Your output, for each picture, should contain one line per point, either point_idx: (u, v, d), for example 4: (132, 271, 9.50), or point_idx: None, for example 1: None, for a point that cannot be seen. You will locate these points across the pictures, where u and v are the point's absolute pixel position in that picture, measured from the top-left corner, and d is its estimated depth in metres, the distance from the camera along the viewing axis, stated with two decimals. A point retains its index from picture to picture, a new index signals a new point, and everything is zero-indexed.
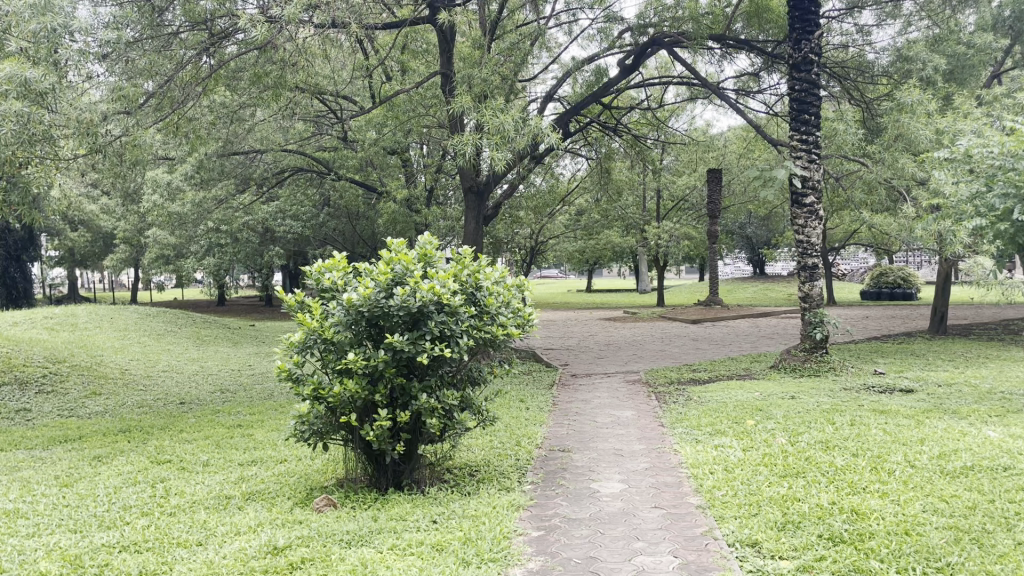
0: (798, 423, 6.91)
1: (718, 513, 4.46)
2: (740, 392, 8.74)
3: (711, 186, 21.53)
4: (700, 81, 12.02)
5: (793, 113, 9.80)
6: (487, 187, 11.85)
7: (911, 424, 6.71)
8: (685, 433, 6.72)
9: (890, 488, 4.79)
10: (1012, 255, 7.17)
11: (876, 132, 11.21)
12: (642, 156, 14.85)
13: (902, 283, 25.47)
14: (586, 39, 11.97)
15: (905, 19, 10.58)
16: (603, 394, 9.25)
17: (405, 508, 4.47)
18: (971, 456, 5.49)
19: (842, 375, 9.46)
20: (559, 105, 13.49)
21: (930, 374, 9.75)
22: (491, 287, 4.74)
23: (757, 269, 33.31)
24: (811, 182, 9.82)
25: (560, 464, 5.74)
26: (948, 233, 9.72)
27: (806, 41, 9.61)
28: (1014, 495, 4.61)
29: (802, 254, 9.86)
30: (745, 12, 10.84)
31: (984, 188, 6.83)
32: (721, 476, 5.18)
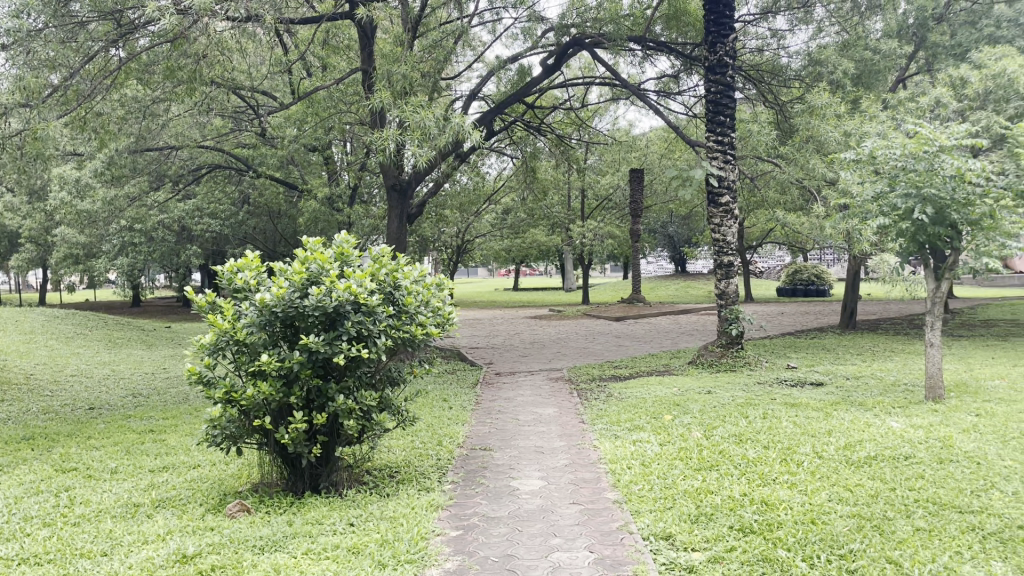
0: (714, 417, 7.08)
1: (635, 507, 4.53)
2: (659, 387, 8.89)
3: (633, 185, 21.85)
4: (621, 81, 12.18)
5: (709, 114, 10.02)
6: (410, 185, 11.73)
7: (820, 416, 6.95)
8: (605, 429, 6.79)
9: (798, 479, 4.94)
10: (913, 254, 7.27)
11: (789, 133, 11.57)
12: (566, 155, 14.95)
13: (816, 280, 26.39)
14: (509, 39, 12.01)
15: (816, 25, 11.03)
16: (527, 391, 9.28)
17: (321, 512, 4.38)
18: (874, 446, 5.71)
19: (757, 370, 9.73)
20: (484, 103, 13.50)
21: (839, 367, 10.10)
22: (409, 286, 4.67)
23: (679, 267, 33.99)
24: (727, 182, 10.02)
25: (481, 463, 5.73)
26: (857, 231, 10.08)
27: (721, 44, 9.84)
28: (914, 483, 4.81)
29: (718, 253, 10.06)
30: (664, 15, 11.08)
31: (887, 188, 7.15)
32: (638, 471, 5.26)
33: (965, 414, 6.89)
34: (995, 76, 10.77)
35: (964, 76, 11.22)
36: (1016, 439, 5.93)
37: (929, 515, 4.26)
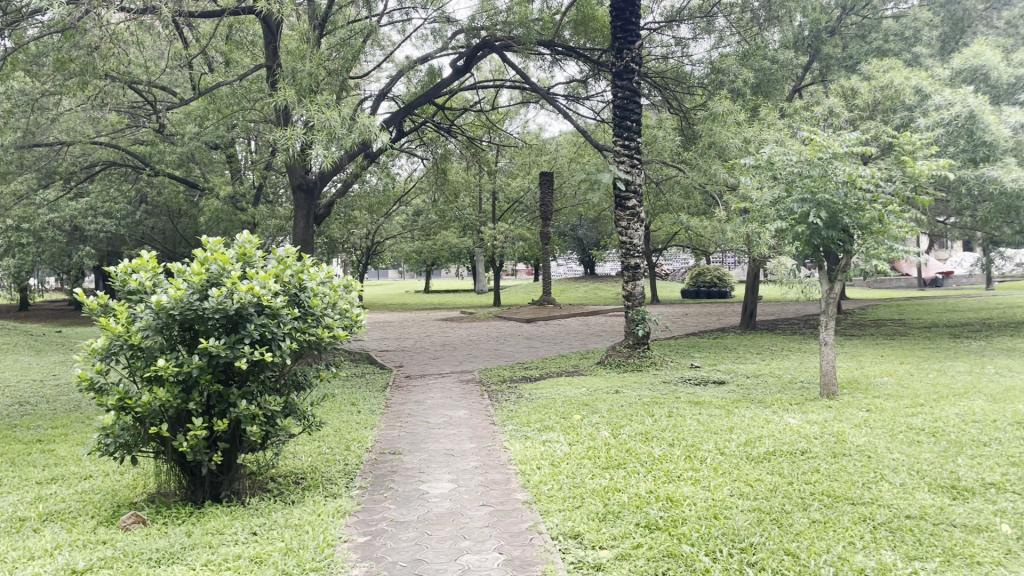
0: (621, 416, 7.18)
1: (544, 507, 4.54)
2: (568, 388, 8.97)
3: (543, 188, 21.98)
4: (531, 85, 12.24)
5: (616, 119, 10.18)
6: (316, 185, 11.48)
7: (722, 414, 7.14)
8: (515, 430, 6.80)
9: (702, 475, 5.07)
10: (808, 258, 7.57)
11: (692, 139, 11.88)
12: (476, 157, 14.93)
13: (718, 282, 27.22)
14: (419, 39, 11.90)
15: (718, 34, 11.39)
16: (437, 394, 9.21)
17: (222, 522, 4.22)
18: (773, 442, 5.91)
19: (663, 369, 9.94)
20: (393, 103, 13.35)
21: (739, 366, 10.42)
22: (315, 288, 4.56)
23: (588, 269, 34.43)
24: (633, 186, 10.19)
25: (390, 466, 5.64)
26: (756, 235, 10.42)
27: (628, 51, 10.01)
28: (810, 477, 4.99)
29: (625, 255, 10.22)
30: (572, 21, 11.30)
31: (783, 193, 7.40)
32: (547, 471, 5.28)
33: (857, 409, 7.22)
34: (882, 88, 11.31)
35: (855, 87, 11.73)
36: (903, 432, 6.24)
37: (824, 508, 4.42)
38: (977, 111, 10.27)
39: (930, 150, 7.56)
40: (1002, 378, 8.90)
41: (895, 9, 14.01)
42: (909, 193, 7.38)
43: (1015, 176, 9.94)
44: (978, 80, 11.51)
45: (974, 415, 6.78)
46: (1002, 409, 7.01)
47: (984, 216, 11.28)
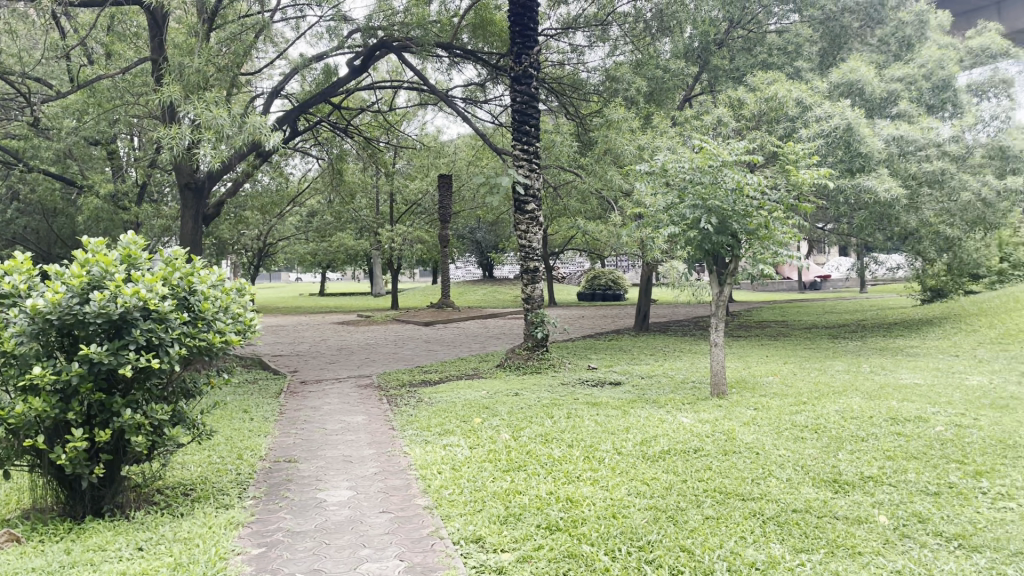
0: (520, 418, 7.21)
1: (445, 512, 4.50)
2: (468, 391, 8.94)
3: (441, 191, 21.85)
4: (429, 86, 12.16)
5: (515, 123, 10.22)
6: (206, 184, 11.04)
7: (619, 414, 7.29)
8: (414, 435, 6.72)
9: (600, 475, 5.15)
10: (700, 262, 7.83)
11: (589, 145, 12.07)
12: (373, 159, 14.74)
13: (612, 285, 27.77)
14: (314, 37, 11.63)
15: (612, 43, 11.75)
16: (333, 399, 9.01)
17: (105, 537, 3.99)
18: (668, 441, 6.06)
19: (561, 372, 10.05)
20: (286, 101, 13.01)
21: (635, 367, 10.64)
22: (206, 291, 4.36)
23: (486, 272, 34.53)
24: (532, 190, 10.25)
25: (285, 475, 5.48)
26: (650, 240, 10.66)
27: (526, 56, 10.09)
28: (702, 475, 5.14)
29: (524, 259, 10.26)
30: (470, 24, 11.29)
31: (677, 200, 7.61)
32: (448, 475, 5.24)
33: (745, 408, 7.50)
34: (767, 100, 11.79)
35: (741, 98, 12.21)
36: (788, 429, 6.52)
37: (717, 505, 4.56)
38: (854, 123, 10.90)
39: (812, 160, 7.93)
40: (876, 377, 9.43)
41: (778, 24, 14.59)
42: (793, 200, 7.71)
43: (888, 186, 10.52)
44: (854, 94, 12.19)
45: (852, 412, 7.16)
46: (877, 406, 7.43)
47: (859, 223, 11.93)
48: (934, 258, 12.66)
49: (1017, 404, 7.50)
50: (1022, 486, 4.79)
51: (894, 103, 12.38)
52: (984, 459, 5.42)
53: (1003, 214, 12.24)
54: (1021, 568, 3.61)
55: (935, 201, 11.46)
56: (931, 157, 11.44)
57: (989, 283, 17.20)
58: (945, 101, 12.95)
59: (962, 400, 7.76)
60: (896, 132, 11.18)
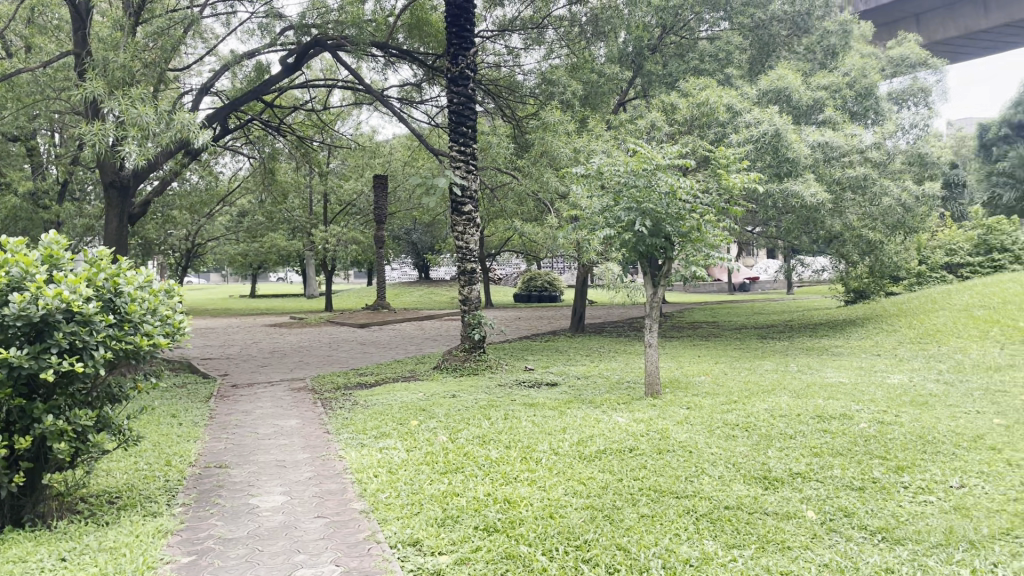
0: (458, 420, 7.20)
1: (381, 516, 4.46)
2: (404, 393, 8.88)
3: (377, 192, 21.64)
4: (365, 86, 12.04)
5: (452, 124, 10.20)
6: (132, 182, 10.71)
7: (555, 414, 7.35)
8: (350, 438, 6.65)
9: (537, 475, 5.18)
10: (635, 264, 7.95)
11: (525, 148, 12.14)
12: (307, 158, 14.54)
13: (548, 286, 27.96)
14: (246, 33, 11.40)
15: (548, 46, 11.88)
16: (266, 403, 8.84)
17: (25, 549, 3.83)
18: (604, 440, 6.13)
19: (498, 373, 10.07)
20: (217, 99, 12.72)
21: (571, 368, 10.74)
22: (133, 293, 4.21)
23: (422, 273, 34.38)
24: (469, 191, 10.24)
25: (216, 481, 5.36)
26: (586, 242, 10.75)
27: (463, 57, 10.09)
28: (637, 474, 5.22)
29: (461, 260, 10.24)
30: (406, 24, 11.24)
31: (612, 202, 7.71)
32: (385, 478, 5.20)
33: (679, 407, 7.64)
34: (698, 105, 12.02)
35: (673, 103, 12.44)
36: (719, 427, 6.67)
37: (652, 503, 4.64)
38: (782, 129, 11.19)
39: (741, 165, 8.11)
40: (804, 376, 9.71)
41: (709, 31, 14.84)
42: (724, 204, 7.90)
43: (814, 191, 10.86)
44: (781, 101, 12.54)
45: (781, 410, 7.36)
46: (804, 404, 7.65)
47: (787, 226, 12.28)
48: (858, 261, 13.10)
49: (935, 401, 7.81)
50: (940, 480, 5.00)
51: (819, 110, 12.77)
52: (905, 454, 5.64)
53: (921, 218, 12.74)
54: (940, 559, 3.76)
55: (859, 206, 11.86)
56: (854, 163, 11.84)
57: (908, 284, 17.88)
58: (867, 109, 13.43)
59: (884, 397, 8.06)
60: (822, 138, 11.51)
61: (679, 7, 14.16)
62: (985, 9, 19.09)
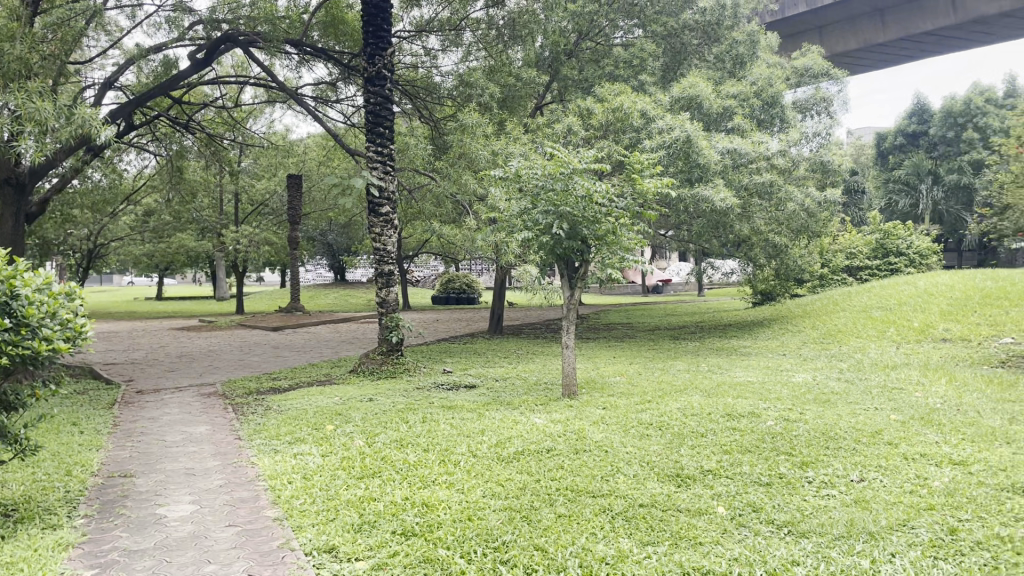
0: (375, 424, 7.12)
1: (296, 523, 4.38)
2: (320, 397, 8.74)
3: (291, 192, 21.21)
4: (278, 84, 11.79)
5: (368, 124, 10.08)
6: (29, 179, 10.19)
7: (473, 417, 7.35)
8: (263, 444, 6.51)
9: (456, 478, 5.17)
10: (552, 267, 8.02)
11: (443, 149, 12.12)
12: (217, 156, 14.16)
13: (466, 288, 27.96)
14: (152, 26, 11.01)
15: (466, 48, 11.94)
16: (174, 409, 8.56)
17: None
18: (522, 442, 6.17)
19: (415, 375, 10.01)
20: (121, 93, 12.25)
21: (490, 370, 10.77)
22: (31, 295, 3.99)
23: (338, 275, 33.89)
24: (386, 192, 10.15)
25: (121, 491, 5.15)
26: (504, 244, 10.80)
27: (379, 57, 10.01)
28: (555, 474, 5.28)
29: (378, 262, 10.12)
30: (321, 21, 11.08)
31: (530, 205, 7.74)
32: (299, 485, 5.10)
33: (595, 407, 7.75)
34: (613, 111, 12.23)
35: (589, 108, 12.65)
36: (634, 427, 6.80)
37: (569, 502, 4.70)
38: (693, 136, 11.49)
39: (655, 170, 8.29)
40: (715, 375, 9.99)
41: (623, 37, 15.20)
42: (638, 208, 8.06)
43: (723, 197, 11.22)
44: (693, 108, 12.87)
45: (693, 409, 7.55)
46: (715, 402, 7.88)
47: (698, 230, 12.63)
48: (765, 264, 13.56)
49: (837, 399, 8.16)
50: (842, 474, 5.23)
51: (729, 118, 13.17)
52: (809, 450, 5.87)
53: (823, 223, 13.29)
54: (842, 550, 3.94)
55: (765, 211, 12.29)
56: (762, 170, 12.27)
57: (812, 286, 18.61)
58: (774, 117, 13.93)
59: (790, 395, 8.37)
60: (731, 145, 11.83)
61: (594, 12, 14.36)
62: (883, 26, 19.93)
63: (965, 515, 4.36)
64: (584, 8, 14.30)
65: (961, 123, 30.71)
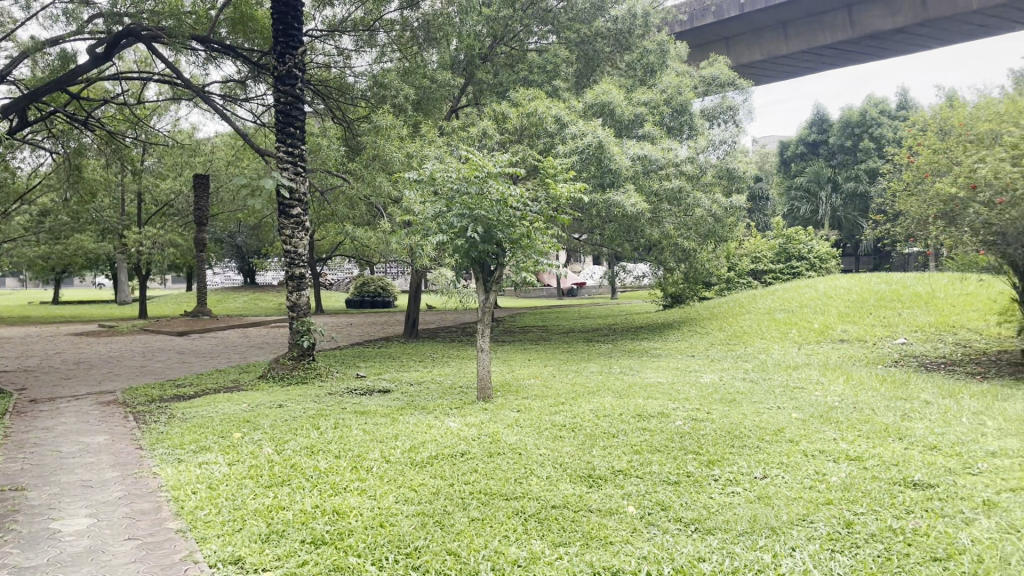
0: (285, 431, 6.96)
1: (200, 534, 4.23)
2: (228, 404, 8.49)
3: (198, 192, 20.53)
4: (183, 81, 11.40)
5: (278, 124, 9.86)
6: None
7: (387, 422, 7.27)
8: (166, 453, 6.27)
9: (368, 484, 5.10)
10: (467, 271, 8.00)
11: (356, 150, 11.98)
12: (118, 155, 13.60)
13: (381, 292, 27.65)
14: (48, 18, 10.50)
15: (380, 49, 11.79)
16: (70, 419, 8.16)
17: None
18: (435, 446, 6.13)
19: (328, 381, 9.82)
20: (13, 87, 11.62)
21: (404, 374, 10.67)
22: None
23: (248, 278, 33.00)
24: (298, 194, 9.94)
25: (11, 506, 4.88)
26: (419, 247, 10.72)
27: (290, 56, 9.81)
28: (469, 477, 5.27)
29: (289, 265, 9.90)
30: (229, 18, 10.78)
31: (445, 209, 7.70)
32: (204, 495, 4.94)
33: (510, 410, 7.78)
34: (528, 115, 12.32)
35: (504, 112, 12.70)
36: (548, 429, 6.85)
37: (482, 505, 4.70)
38: (605, 142, 11.69)
39: (568, 175, 8.39)
40: (626, 376, 10.16)
41: (537, 43, 15.33)
42: (552, 213, 8.13)
43: (634, 202, 11.44)
44: (606, 114, 13.08)
45: (605, 410, 7.66)
46: (627, 403, 8.02)
47: (610, 234, 12.81)
48: (675, 268, 13.88)
49: (742, 398, 8.42)
50: (746, 472, 5.40)
51: (639, 125, 13.44)
52: (716, 449, 6.04)
53: (730, 228, 13.70)
54: (746, 546, 4.05)
55: (674, 216, 12.59)
56: (671, 176, 12.56)
57: (719, 290, 19.16)
58: (683, 124, 14.30)
59: (698, 395, 8.59)
60: (642, 152, 12.09)
61: (509, 17, 14.44)
62: (785, 38, 20.75)
63: (860, 508, 4.55)
64: (498, 13, 14.36)
65: (858, 133, 32.02)
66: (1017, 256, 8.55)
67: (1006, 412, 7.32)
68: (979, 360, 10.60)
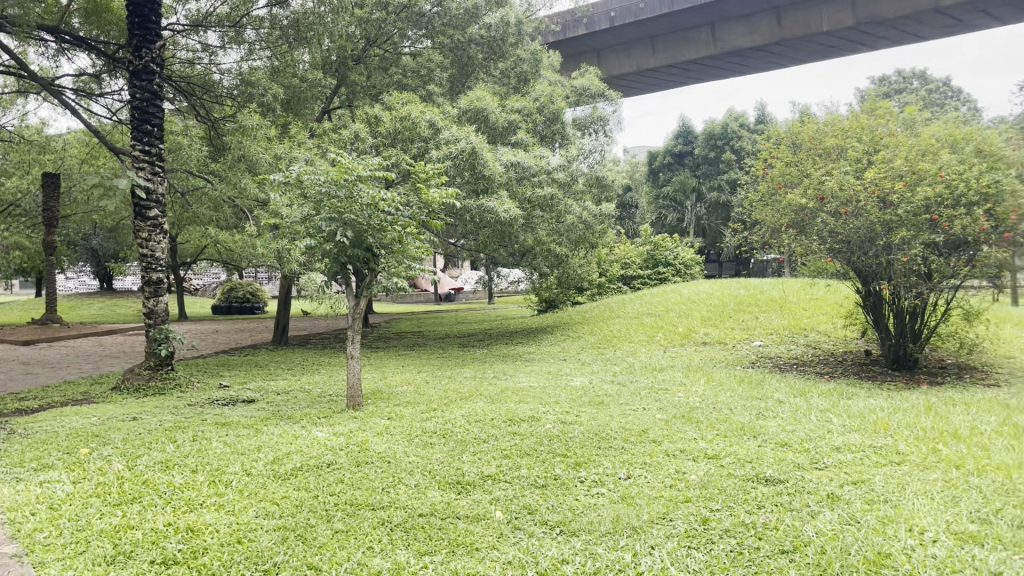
0: (138, 445, 6.57)
1: (37, 559, 3.91)
2: (76, 418, 7.93)
3: (47, 192, 19.15)
4: (29, 73, 10.66)
5: (134, 121, 9.31)
6: None
7: (250, 433, 6.99)
8: (2, 473, 5.78)
9: (226, 499, 4.87)
10: (338, 276, 7.76)
11: (221, 150, 11.52)
12: None
13: (250, 298, 26.70)
14: None
15: (248, 46, 11.33)
16: None
17: None
18: (300, 457, 5.93)
19: (188, 391, 9.34)
20: None
21: (270, 383, 10.31)
22: None
23: (105, 284, 31.10)
24: (155, 195, 9.44)
25: None
26: (286, 251, 10.39)
27: (147, 49, 9.30)
28: (334, 488, 5.12)
29: (146, 269, 9.37)
30: (81, 8, 10.10)
31: (312, 212, 7.46)
32: (44, 516, 4.57)
33: (380, 418, 7.64)
34: (401, 119, 12.16)
35: (377, 116, 12.51)
36: (418, 436, 6.77)
37: (346, 517, 4.57)
38: (478, 148, 11.69)
39: (439, 180, 8.33)
40: (497, 381, 10.20)
41: (410, 47, 15.15)
42: (423, 218, 8.04)
43: (507, 208, 11.51)
44: (480, 120, 13.08)
45: (476, 416, 7.64)
46: (497, 408, 8.04)
47: (484, 240, 12.81)
48: (547, 273, 14.08)
49: (609, 401, 8.62)
50: (611, 473, 5.50)
51: (513, 133, 13.55)
52: (582, 451, 6.14)
53: (600, 235, 14.03)
54: (608, 546, 4.12)
55: (546, 222, 12.78)
56: (544, 183, 12.73)
57: (590, 295, 19.56)
58: (555, 132, 14.53)
59: (568, 398, 8.73)
60: (515, 158, 12.11)
61: (382, 20, 14.25)
62: (652, 49, 21.50)
63: (716, 505, 4.72)
64: (371, 15, 14.12)
65: (721, 145, 33.47)
66: (860, 263, 9.15)
67: (850, 409, 7.79)
68: (828, 360, 11.27)
